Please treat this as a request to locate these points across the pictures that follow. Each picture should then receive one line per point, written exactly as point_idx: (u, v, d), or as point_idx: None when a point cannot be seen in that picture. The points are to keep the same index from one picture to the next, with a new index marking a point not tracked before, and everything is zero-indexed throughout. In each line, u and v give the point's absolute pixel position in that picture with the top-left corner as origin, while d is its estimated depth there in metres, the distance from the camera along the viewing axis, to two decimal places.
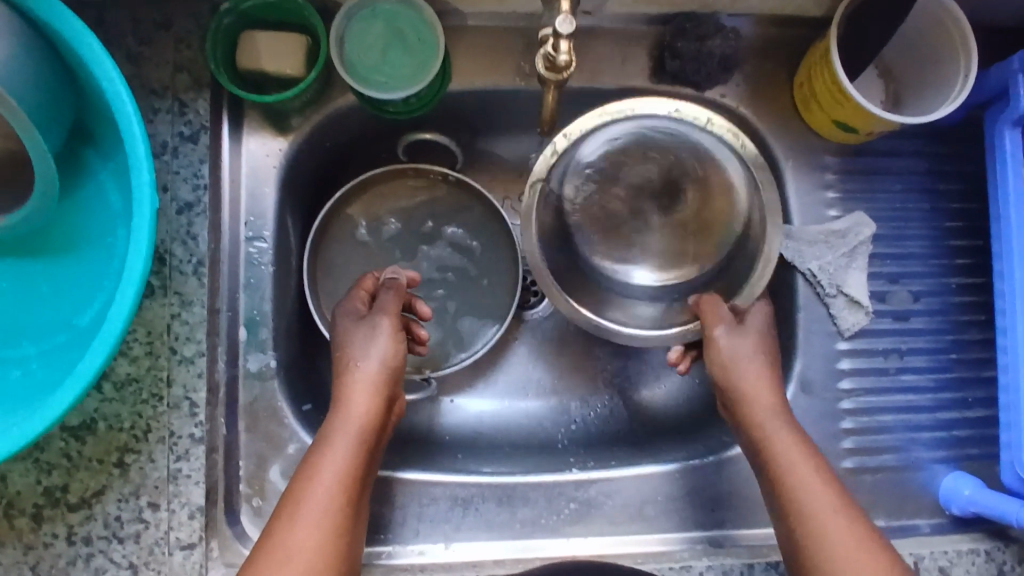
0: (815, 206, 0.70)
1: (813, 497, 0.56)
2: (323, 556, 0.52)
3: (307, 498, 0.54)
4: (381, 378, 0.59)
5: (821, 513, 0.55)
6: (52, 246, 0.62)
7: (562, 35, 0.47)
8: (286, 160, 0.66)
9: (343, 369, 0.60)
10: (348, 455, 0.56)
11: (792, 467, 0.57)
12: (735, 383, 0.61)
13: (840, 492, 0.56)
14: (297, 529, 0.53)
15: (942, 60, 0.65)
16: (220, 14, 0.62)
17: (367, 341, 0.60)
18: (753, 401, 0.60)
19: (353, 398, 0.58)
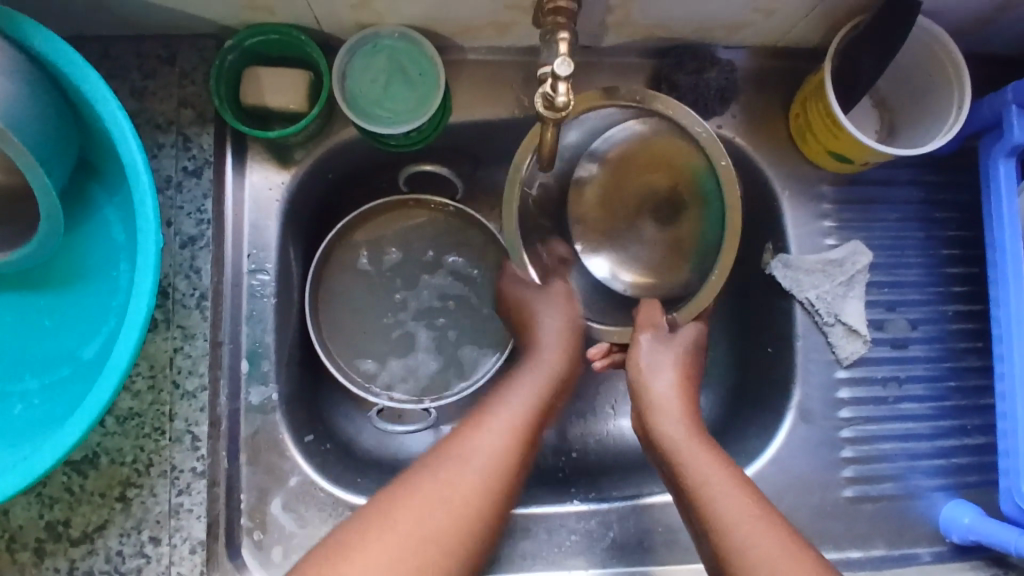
0: (812, 235, 0.71)
1: (730, 500, 0.54)
2: (459, 524, 0.51)
3: (463, 457, 0.54)
4: (567, 333, 0.64)
5: (735, 523, 0.53)
6: (55, 280, 0.62)
7: (559, 77, 0.48)
8: (288, 193, 0.68)
9: (530, 363, 0.63)
10: (511, 416, 0.58)
11: (701, 470, 0.56)
12: (653, 408, 0.60)
13: (757, 499, 0.54)
14: (481, 442, 0.55)
15: (936, 91, 0.66)
16: (224, 51, 0.63)
17: (550, 308, 0.65)
18: (670, 425, 0.59)
19: (549, 348, 0.64)
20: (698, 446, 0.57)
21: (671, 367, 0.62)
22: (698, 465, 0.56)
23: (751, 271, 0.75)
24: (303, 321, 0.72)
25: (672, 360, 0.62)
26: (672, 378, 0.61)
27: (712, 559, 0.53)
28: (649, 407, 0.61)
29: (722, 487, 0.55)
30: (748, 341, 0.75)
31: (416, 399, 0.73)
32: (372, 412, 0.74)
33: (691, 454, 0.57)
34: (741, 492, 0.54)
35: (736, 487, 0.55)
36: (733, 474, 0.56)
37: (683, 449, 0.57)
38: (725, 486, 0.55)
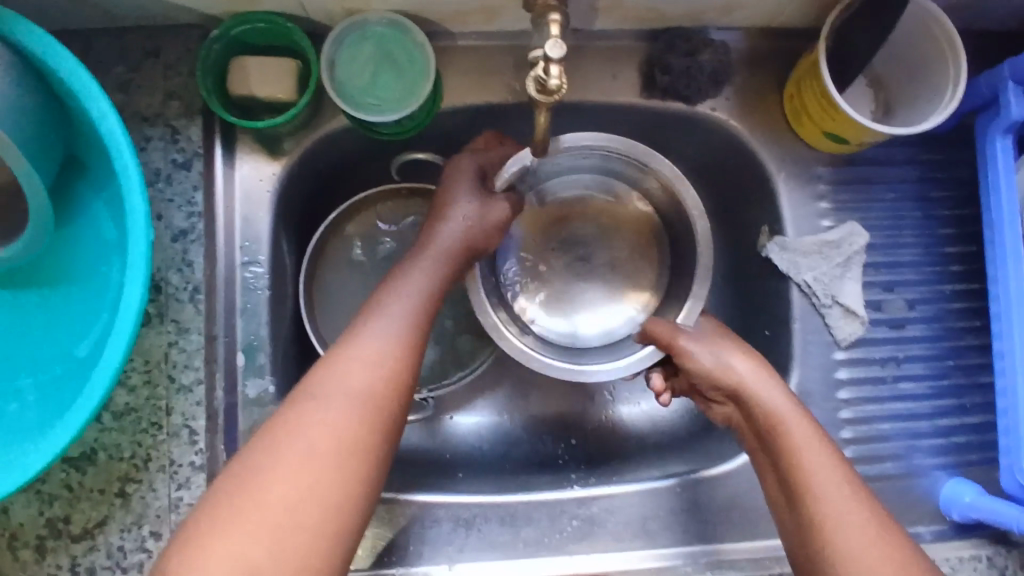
0: (809, 216, 0.70)
1: (835, 497, 0.55)
2: (334, 469, 0.49)
3: (333, 394, 0.52)
4: (462, 248, 0.63)
5: (865, 515, 0.55)
6: (47, 277, 0.62)
7: (552, 59, 0.47)
8: (279, 184, 0.67)
9: (396, 277, 0.60)
10: (412, 326, 0.57)
11: (810, 466, 0.57)
12: (746, 397, 0.61)
13: (854, 486, 0.56)
14: (346, 371, 0.53)
15: (931, 69, 0.66)
16: (209, 40, 0.62)
17: (471, 200, 0.64)
18: (783, 416, 0.59)
19: (431, 252, 0.62)
20: (812, 435, 0.58)
21: (761, 370, 0.62)
22: (803, 460, 0.57)
23: (747, 254, 0.74)
24: (298, 313, 0.72)
25: (758, 365, 0.62)
26: (779, 390, 0.61)
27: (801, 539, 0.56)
28: (744, 400, 0.61)
29: (828, 484, 0.56)
30: (744, 324, 0.75)
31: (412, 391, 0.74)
32: None
33: (796, 443, 0.58)
34: (843, 490, 0.56)
35: (836, 478, 0.56)
36: (847, 474, 0.57)
37: (797, 445, 0.58)
38: (836, 478, 0.56)
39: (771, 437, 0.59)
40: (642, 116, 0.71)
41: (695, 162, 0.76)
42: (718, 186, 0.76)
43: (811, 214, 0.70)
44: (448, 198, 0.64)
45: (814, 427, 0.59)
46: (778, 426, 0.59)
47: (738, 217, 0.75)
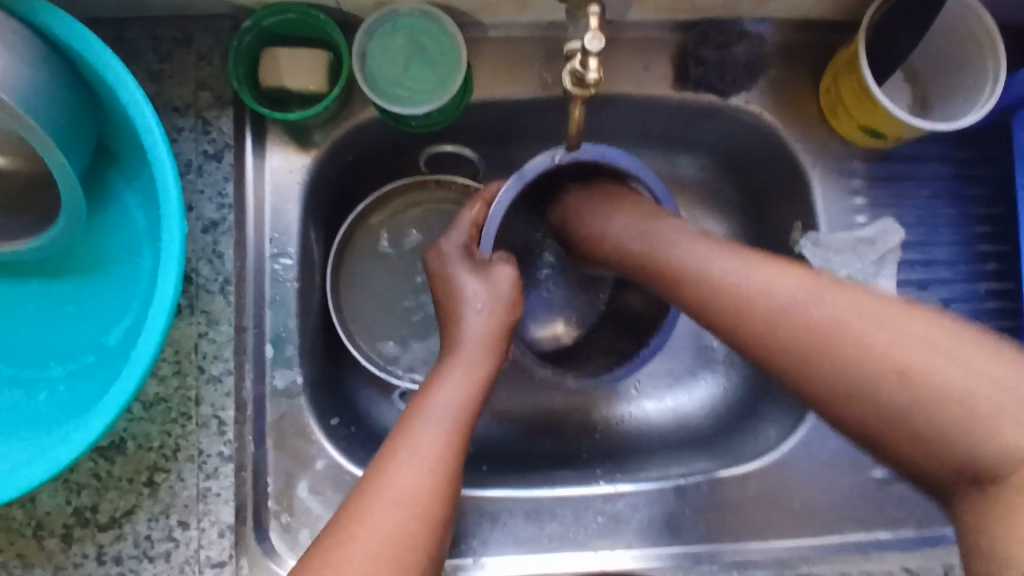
0: (843, 212, 0.69)
1: (834, 325, 0.44)
2: (419, 533, 0.47)
3: (411, 457, 0.50)
4: (491, 338, 0.59)
5: (929, 338, 0.42)
6: (77, 267, 0.62)
7: (589, 53, 0.47)
8: (308, 175, 0.67)
9: (447, 361, 0.57)
10: (466, 417, 0.53)
11: (774, 305, 0.47)
12: (745, 291, 0.49)
13: (890, 308, 0.44)
14: (412, 462, 0.49)
15: (972, 64, 0.64)
16: (242, 31, 0.62)
17: (489, 288, 0.61)
18: (780, 290, 0.47)
19: (471, 347, 0.58)
20: (823, 294, 0.46)
21: (744, 258, 0.51)
22: (819, 326, 0.45)
23: (778, 250, 0.73)
24: (324, 305, 0.72)
25: (704, 238, 0.55)
26: (622, 219, 0.60)
27: (867, 431, 0.43)
28: (750, 306, 0.48)
29: (821, 316, 0.45)
30: None
31: None
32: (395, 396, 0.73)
33: (801, 311, 0.46)
34: (850, 310, 0.44)
35: (851, 308, 0.45)
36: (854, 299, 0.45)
37: (813, 324, 0.45)
38: (887, 317, 0.43)
39: (768, 348, 0.47)
40: (674, 109, 0.70)
41: (726, 157, 0.75)
42: (749, 181, 0.75)
43: (843, 213, 0.69)
44: (449, 282, 0.62)
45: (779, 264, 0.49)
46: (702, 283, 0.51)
47: (769, 212, 0.74)
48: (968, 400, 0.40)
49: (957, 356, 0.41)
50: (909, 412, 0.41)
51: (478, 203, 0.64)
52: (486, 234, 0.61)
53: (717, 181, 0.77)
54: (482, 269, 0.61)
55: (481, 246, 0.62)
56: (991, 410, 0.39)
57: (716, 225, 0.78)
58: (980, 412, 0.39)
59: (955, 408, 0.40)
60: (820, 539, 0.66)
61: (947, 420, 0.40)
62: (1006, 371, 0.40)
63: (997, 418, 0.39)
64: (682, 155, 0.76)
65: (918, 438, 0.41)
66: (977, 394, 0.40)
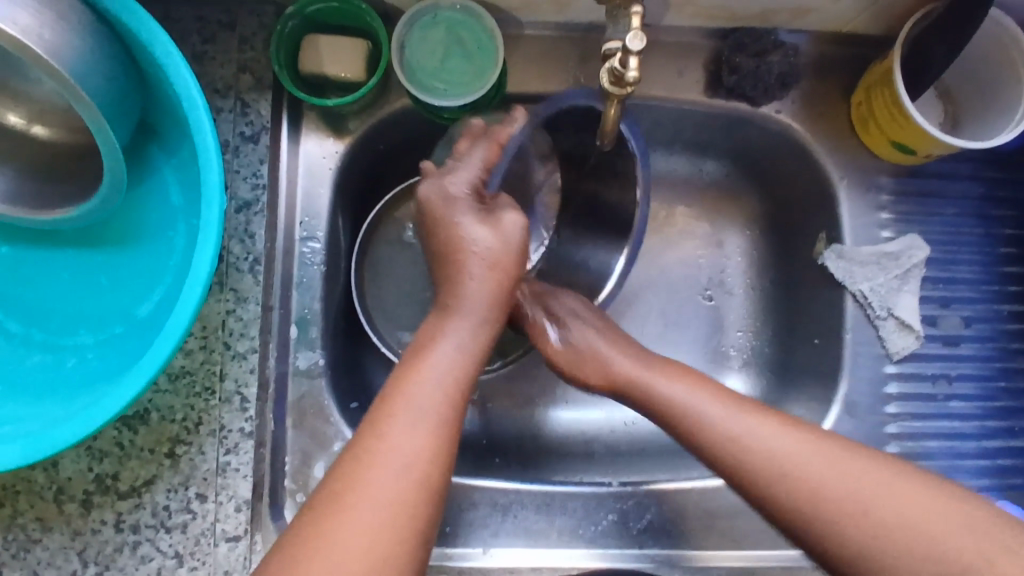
0: (869, 226, 0.69)
1: (670, 396, 0.56)
2: (418, 501, 0.45)
3: (405, 413, 0.48)
4: (494, 298, 0.55)
5: (808, 453, 0.50)
6: (113, 239, 0.64)
7: (631, 52, 0.47)
8: (341, 162, 0.68)
9: (442, 318, 0.54)
10: (455, 381, 0.50)
11: (636, 375, 0.59)
12: (637, 381, 0.59)
13: (749, 401, 0.55)
14: (404, 424, 0.47)
15: (1005, 86, 0.64)
16: (285, 17, 0.63)
17: (495, 242, 0.55)
18: (657, 386, 0.57)
19: (470, 309, 0.54)
20: (670, 380, 0.57)
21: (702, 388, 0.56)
22: (751, 454, 0.51)
23: (801, 260, 0.74)
24: (347, 292, 0.73)
25: (621, 341, 0.63)
26: (606, 334, 0.63)
27: (818, 549, 0.48)
28: (685, 430, 0.54)
29: (665, 386, 0.57)
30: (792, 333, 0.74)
31: None
32: None
33: (755, 452, 0.51)
34: (674, 374, 0.58)
35: (678, 382, 0.57)
36: (671, 368, 0.59)
37: (762, 457, 0.50)
38: (852, 466, 0.49)
39: (704, 454, 0.53)
40: (705, 114, 0.70)
41: (753, 167, 0.75)
42: (775, 191, 0.75)
43: (868, 227, 0.69)
44: (447, 227, 0.56)
45: (610, 331, 0.64)
46: (626, 390, 0.60)
47: (793, 222, 0.74)
48: (885, 512, 0.46)
49: (877, 487, 0.47)
50: (856, 544, 0.46)
51: (494, 144, 0.60)
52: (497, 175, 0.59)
53: (743, 190, 0.78)
54: (493, 210, 0.57)
55: (486, 185, 0.59)
56: (911, 545, 0.45)
57: (739, 233, 0.78)
58: (902, 537, 0.45)
59: (888, 539, 0.45)
60: None
61: (871, 540, 0.46)
62: (903, 491, 0.47)
63: (912, 536, 0.45)
64: (710, 162, 0.77)
65: (867, 561, 0.46)
66: (873, 497, 0.47)
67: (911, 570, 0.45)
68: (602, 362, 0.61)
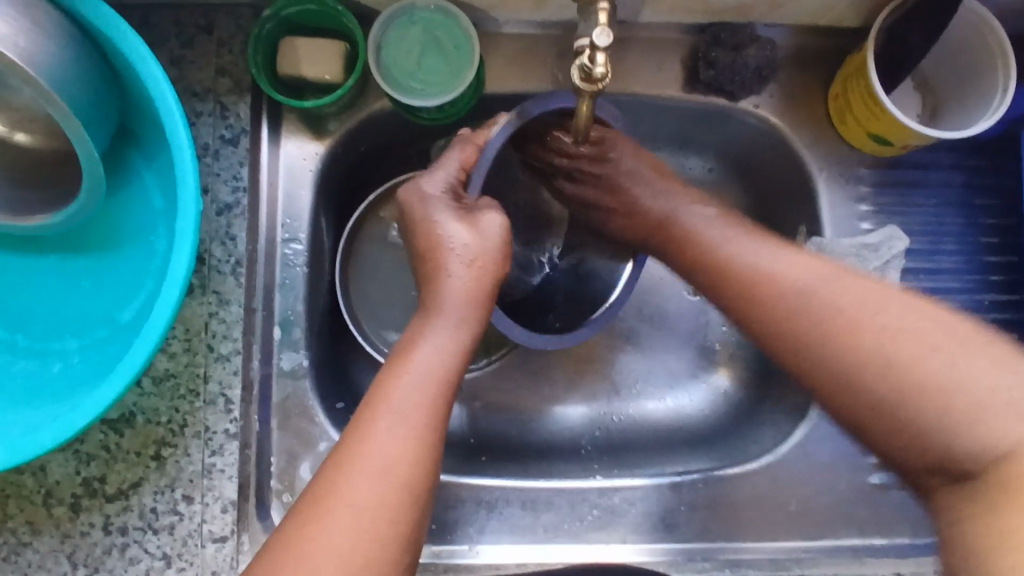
0: (849, 218, 0.70)
1: (725, 266, 0.57)
2: (400, 505, 0.46)
3: (386, 417, 0.48)
4: (475, 297, 0.55)
5: (865, 300, 0.47)
6: (96, 244, 0.64)
7: (598, 48, 0.48)
8: (322, 163, 0.68)
9: (426, 319, 0.54)
10: (437, 382, 0.50)
11: (702, 234, 0.61)
12: (701, 250, 0.60)
13: (799, 251, 0.54)
14: (386, 428, 0.48)
15: (981, 76, 0.64)
16: (262, 20, 0.63)
17: (473, 241, 0.55)
18: (709, 246, 0.59)
19: (452, 308, 0.54)
20: (733, 236, 0.59)
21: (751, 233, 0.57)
22: (777, 313, 0.51)
23: None
24: (332, 292, 0.73)
25: (691, 198, 0.65)
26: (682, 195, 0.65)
27: (851, 412, 0.46)
28: (727, 286, 0.56)
29: (730, 250, 0.57)
30: None
31: None
32: None
33: (787, 298, 0.51)
34: (743, 239, 0.58)
35: (731, 247, 0.58)
36: (745, 228, 0.59)
37: (794, 309, 0.50)
38: (894, 305, 0.47)
39: (738, 311, 0.54)
40: (684, 109, 0.70)
41: (736, 161, 0.75)
42: (758, 184, 0.76)
43: (847, 219, 0.70)
44: (425, 226, 0.56)
45: (700, 199, 0.65)
46: (690, 236, 0.62)
47: (775, 216, 0.75)
48: (932, 358, 0.43)
49: (911, 330, 0.45)
50: (895, 394, 0.43)
51: (470, 145, 0.59)
52: (476, 179, 0.58)
53: (726, 184, 0.78)
54: (469, 213, 0.57)
55: (467, 186, 0.59)
56: (973, 403, 0.41)
57: None
58: (938, 377, 0.42)
59: (915, 382, 0.43)
60: (818, 542, 0.67)
61: (910, 389, 0.43)
62: (965, 345, 0.43)
63: (960, 380, 0.42)
64: (693, 156, 0.77)
65: (897, 415, 0.43)
66: (907, 337, 0.44)
67: (971, 406, 0.41)
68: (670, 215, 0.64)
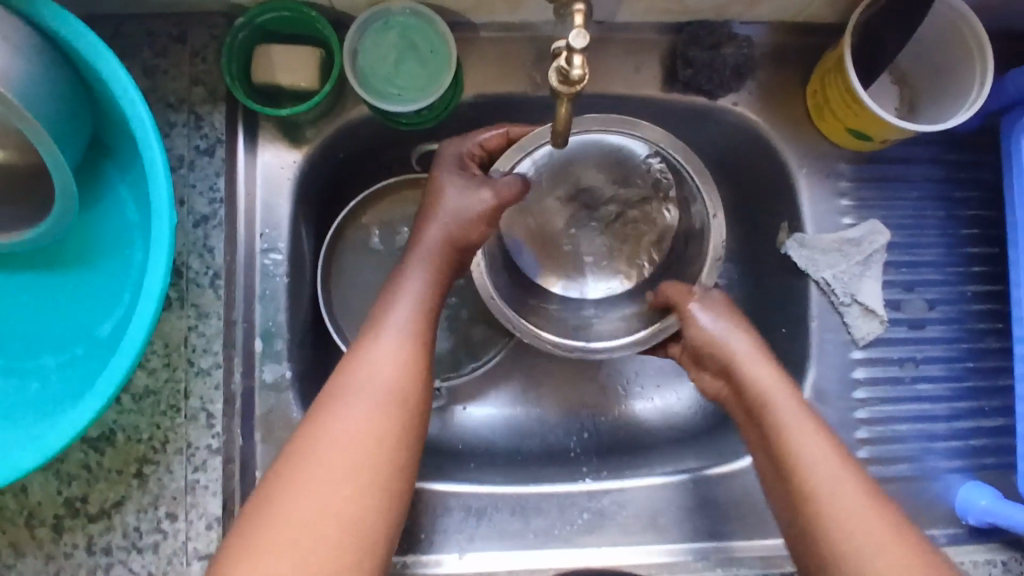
0: (830, 214, 0.70)
1: (772, 395, 0.57)
2: (392, 427, 0.52)
3: (377, 351, 0.54)
4: (454, 242, 0.61)
5: (828, 485, 0.52)
6: (71, 260, 0.63)
7: (575, 49, 0.47)
8: (300, 172, 0.67)
9: (409, 260, 0.60)
10: (420, 320, 0.57)
11: (747, 366, 0.59)
12: (733, 358, 0.60)
13: (820, 425, 0.55)
14: (377, 358, 0.54)
15: (957, 70, 0.65)
16: (235, 28, 0.62)
17: (460, 197, 0.61)
18: (754, 378, 0.58)
19: (430, 250, 0.60)
20: (786, 385, 0.58)
21: (739, 331, 0.61)
22: (796, 475, 0.54)
23: (766, 250, 0.74)
24: (315, 302, 0.72)
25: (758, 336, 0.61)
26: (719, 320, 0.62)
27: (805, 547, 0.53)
28: (767, 418, 0.56)
29: (761, 381, 0.58)
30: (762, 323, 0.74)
31: None
32: None
33: (800, 462, 0.54)
34: (773, 378, 0.58)
35: (778, 387, 0.57)
36: (783, 385, 0.58)
37: (796, 474, 0.54)
38: (846, 487, 0.52)
39: (768, 440, 0.56)
40: (665, 109, 0.70)
41: (717, 160, 0.75)
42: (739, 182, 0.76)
43: (830, 215, 0.70)
44: (435, 182, 0.62)
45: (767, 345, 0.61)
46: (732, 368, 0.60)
47: (757, 214, 0.75)
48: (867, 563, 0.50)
49: (869, 539, 0.50)
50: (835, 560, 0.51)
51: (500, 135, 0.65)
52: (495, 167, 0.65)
53: None
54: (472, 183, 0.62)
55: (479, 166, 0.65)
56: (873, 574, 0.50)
57: None
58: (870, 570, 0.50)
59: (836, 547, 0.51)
60: None
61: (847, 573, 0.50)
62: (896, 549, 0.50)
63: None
64: None
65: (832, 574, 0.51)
66: (856, 527, 0.51)
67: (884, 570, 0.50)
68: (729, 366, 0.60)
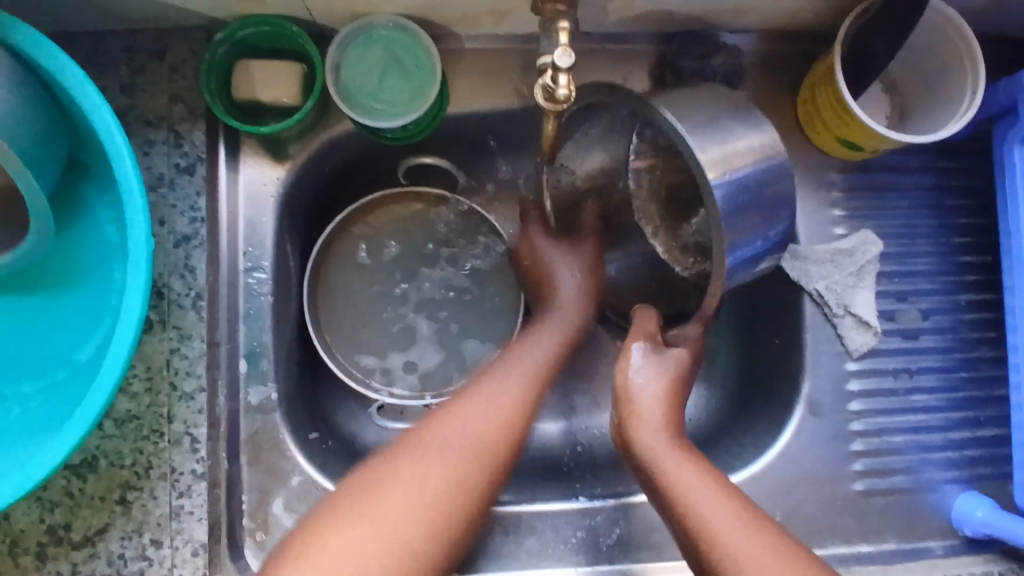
0: (821, 224, 0.69)
1: (659, 450, 0.55)
2: (468, 472, 0.53)
3: (486, 394, 0.57)
4: (582, 299, 0.66)
5: (733, 542, 0.50)
6: (49, 282, 0.61)
7: (560, 68, 0.46)
8: (283, 188, 0.66)
9: (539, 322, 0.64)
10: (534, 369, 0.60)
11: (644, 420, 0.56)
12: (625, 413, 0.57)
13: (697, 465, 0.55)
14: (483, 402, 0.56)
15: (949, 78, 0.64)
16: (214, 43, 0.61)
17: (575, 261, 0.67)
18: (642, 435, 0.56)
19: (559, 310, 0.64)
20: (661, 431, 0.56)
21: (659, 385, 0.58)
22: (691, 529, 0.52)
23: None
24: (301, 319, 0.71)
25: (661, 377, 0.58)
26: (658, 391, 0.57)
27: None
28: (663, 477, 0.54)
29: (647, 437, 0.56)
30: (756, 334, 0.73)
31: (418, 395, 0.72)
32: (371, 409, 0.72)
33: (694, 517, 0.52)
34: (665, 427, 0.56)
35: (660, 438, 0.55)
36: (677, 441, 0.56)
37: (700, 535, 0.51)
38: (752, 544, 0.50)
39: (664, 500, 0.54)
40: None
41: None
42: None
43: (822, 225, 0.69)
44: (531, 249, 0.67)
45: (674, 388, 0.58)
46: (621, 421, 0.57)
47: None
48: None
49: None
50: None
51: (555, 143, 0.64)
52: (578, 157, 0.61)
53: None
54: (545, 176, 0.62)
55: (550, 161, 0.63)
56: None
57: None
58: None
59: None
60: None
61: None
62: None
63: None
64: None
65: None
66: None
67: None
68: (625, 420, 0.57)
